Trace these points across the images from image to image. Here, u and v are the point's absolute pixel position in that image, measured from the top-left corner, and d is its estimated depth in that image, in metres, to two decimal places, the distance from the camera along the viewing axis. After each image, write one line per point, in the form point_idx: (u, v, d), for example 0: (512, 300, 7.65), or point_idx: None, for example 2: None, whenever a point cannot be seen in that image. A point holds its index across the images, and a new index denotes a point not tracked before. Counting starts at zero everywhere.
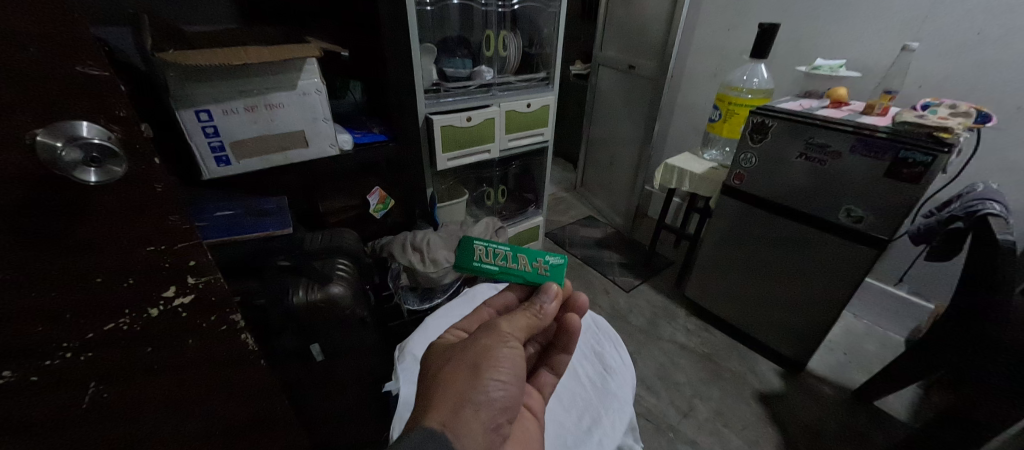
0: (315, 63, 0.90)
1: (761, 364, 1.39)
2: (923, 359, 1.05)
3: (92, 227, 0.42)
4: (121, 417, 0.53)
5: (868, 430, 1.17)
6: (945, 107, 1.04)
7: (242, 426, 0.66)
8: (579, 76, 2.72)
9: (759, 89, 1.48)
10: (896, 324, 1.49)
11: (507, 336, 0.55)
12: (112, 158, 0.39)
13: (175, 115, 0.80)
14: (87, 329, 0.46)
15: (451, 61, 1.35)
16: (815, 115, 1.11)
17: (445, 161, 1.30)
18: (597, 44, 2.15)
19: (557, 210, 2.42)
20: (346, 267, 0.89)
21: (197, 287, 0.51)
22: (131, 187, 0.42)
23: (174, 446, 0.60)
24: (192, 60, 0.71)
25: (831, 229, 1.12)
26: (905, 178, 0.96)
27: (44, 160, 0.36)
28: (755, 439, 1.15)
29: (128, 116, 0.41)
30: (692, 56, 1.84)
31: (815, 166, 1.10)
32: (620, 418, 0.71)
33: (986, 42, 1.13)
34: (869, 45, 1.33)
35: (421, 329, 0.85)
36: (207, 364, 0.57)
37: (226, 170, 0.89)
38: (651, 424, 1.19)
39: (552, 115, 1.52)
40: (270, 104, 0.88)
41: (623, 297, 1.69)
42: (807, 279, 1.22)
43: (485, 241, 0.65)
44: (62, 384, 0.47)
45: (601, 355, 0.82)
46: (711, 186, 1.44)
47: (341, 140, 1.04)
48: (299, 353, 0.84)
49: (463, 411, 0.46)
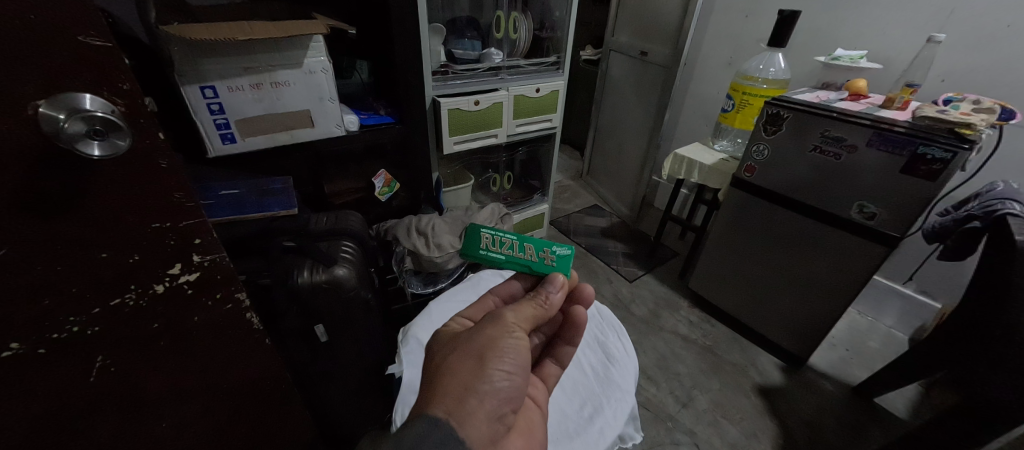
0: (321, 41, 0.88)
1: (762, 357, 1.39)
2: (928, 359, 1.04)
3: (99, 203, 0.41)
4: (128, 391, 0.53)
5: (866, 425, 1.18)
6: (968, 103, 1.01)
7: (246, 403, 0.67)
8: (589, 61, 2.66)
9: (774, 79, 1.44)
10: (900, 321, 1.48)
11: (512, 326, 0.55)
12: (115, 132, 0.38)
13: (181, 90, 0.79)
14: (93, 303, 0.46)
15: (460, 43, 1.32)
16: (832, 107, 1.08)
17: (451, 144, 1.29)
18: (609, 30, 2.09)
19: (563, 198, 2.41)
20: (351, 250, 0.89)
21: (202, 265, 0.52)
22: (136, 162, 0.42)
23: (179, 420, 0.60)
24: (196, 35, 0.69)
25: (842, 225, 1.10)
26: (923, 174, 0.94)
27: (48, 133, 0.36)
28: (752, 431, 1.16)
29: (131, 89, 0.40)
30: (706, 43, 1.79)
31: (829, 160, 1.07)
32: (622, 407, 0.71)
33: (1016, 35, 1.09)
34: (892, 37, 1.29)
35: (425, 315, 0.85)
36: (212, 340, 0.58)
37: (231, 148, 0.88)
38: (649, 412, 1.20)
39: (561, 101, 1.49)
40: (276, 83, 0.86)
41: (626, 287, 1.69)
42: (814, 275, 1.20)
43: (492, 229, 0.63)
44: (69, 357, 0.47)
45: (604, 344, 0.82)
46: (720, 178, 1.42)
47: (347, 121, 1.03)
48: (304, 334, 0.84)
49: (468, 400, 0.47)
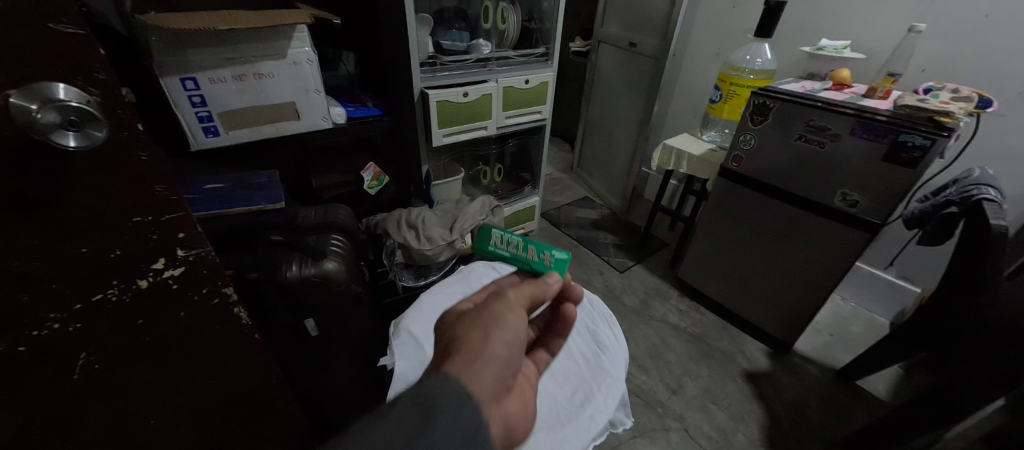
0: (306, 31, 0.86)
1: (750, 344, 1.42)
2: (907, 341, 1.08)
3: (78, 193, 0.40)
4: (113, 388, 0.52)
5: (849, 407, 1.22)
6: (947, 91, 1.03)
7: (235, 398, 0.67)
8: (578, 53, 2.66)
9: (761, 70, 1.45)
10: (882, 306, 1.52)
11: (513, 304, 0.56)
12: (92, 123, 0.37)
13: (160, 82, 0.77)
14: (75, 299, 0.45)
15: (448, 34, 1.32)
16: (817, 97, 1.09)
17: (441, 137, 1.28)
18: (597, 21, 2.09)
19: (553, 190, 2.41)
20: (340, 244, 0.89)
21: (187, 260, 0.51)
22: (114, 155, 0.41)
23: (166, 419, 0.59)
24: (173, 24, 0.67)
25: (827, 212, 1.12)
26: (904, 162, 0.96)
27: (19, 123, 0.34)
28: (741, 415, 1.18)
29: (107, 79, 0.39)
30: (696, 34, 1.79)
31: (815, 149, 1.09)
32: (612, 394, 0.72)
33: (993, 24, 1.12)
34: (874, 27, 1.31)
35: (416, 306, 0.83)
36: (198, 335, 0.57)
37: (215, 142, 0.87)
38: (640, 400, 1.22)
39: (551, 93, 1.49)
40: (260, 74, 0.85)
41: (616, 277, 1.70)
42: (799, 262, 1.23)
43: (503, 230, 0.70)
44: (50, 354, 0.46)
45: (595, 333, 0.83)
46: (709, 169, 1.44)
47: (334, 114, 1.02)
48: (295, 328, 0.84)
49: (477, 362, 0.46)
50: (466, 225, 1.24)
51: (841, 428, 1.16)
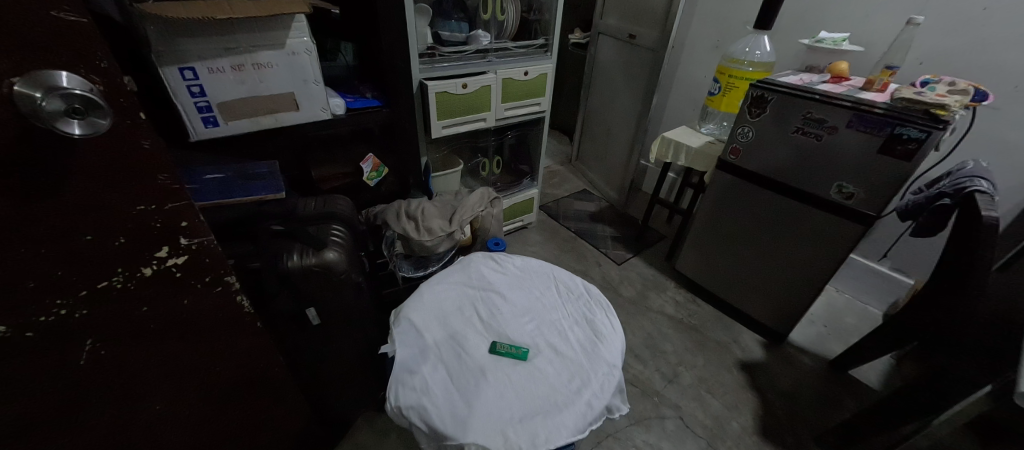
0: (304, 21, 0.85)
1: (745, 335, 1.44)
2: (898, 331, 1.10)
3: (82, 179, 0.41)
4: (119, 373, 0.53)
5: (841, 396, 1.24)
6: (944, 84, 1.03)
7: (238, 386, 0.68)
8: (578, 46, 2.65)
9: (759, 62, 1.47)
10: (876, 298, 1.54)
11: None
12: (96, 111, 0.37)
13: (159, 71, 0.77)
14: (80, 285, 0.45)
15: (446, 25, 1.30)
16: (816, 90, 1.10)
17: (439, 128, 1.28)
18: (597, 12, 2.07)
19: (552, 183, 2.41)
20: (341, 234, 0.90)
21: (190, 248, 0.51)
22: (117, 143, 0.42)
23: (169, 405, 0.60)
24: (170, 13, 0.67)
25: (822, 205, 1.14)
26: (899, 154, 0.97)
27: (25, 112, 0.35)
28: (735, 403, 1.21)
29: (110, 67, 0.39)
30: (695, 25, 1.79)
31: (812, 141, 1.10)
32: (609, 380, 0.74)
33: (991, 17, 1.12)
34: (873, 19, 1.31)
35: (416, 296, 0.85)
36: (202, 324, 0.58)
37: (214, 131, 0.87)
38: (636, 389, 1.24)
39: (550, 84, 1.48)
40: (258, 64, 0.84)
41: (614, 269, 1.72)
42: (794, 255, 1.24)
43: None
44: (56, 339, 0.46)
45: (591, 321, 0.85)
46: (706, 161, 1.44)
47: (333, 105, 1.01)
48: (296, 317, 0.85)
49: None
50: (465, 217, 1.26)
51: (832, 416, 1.18)
